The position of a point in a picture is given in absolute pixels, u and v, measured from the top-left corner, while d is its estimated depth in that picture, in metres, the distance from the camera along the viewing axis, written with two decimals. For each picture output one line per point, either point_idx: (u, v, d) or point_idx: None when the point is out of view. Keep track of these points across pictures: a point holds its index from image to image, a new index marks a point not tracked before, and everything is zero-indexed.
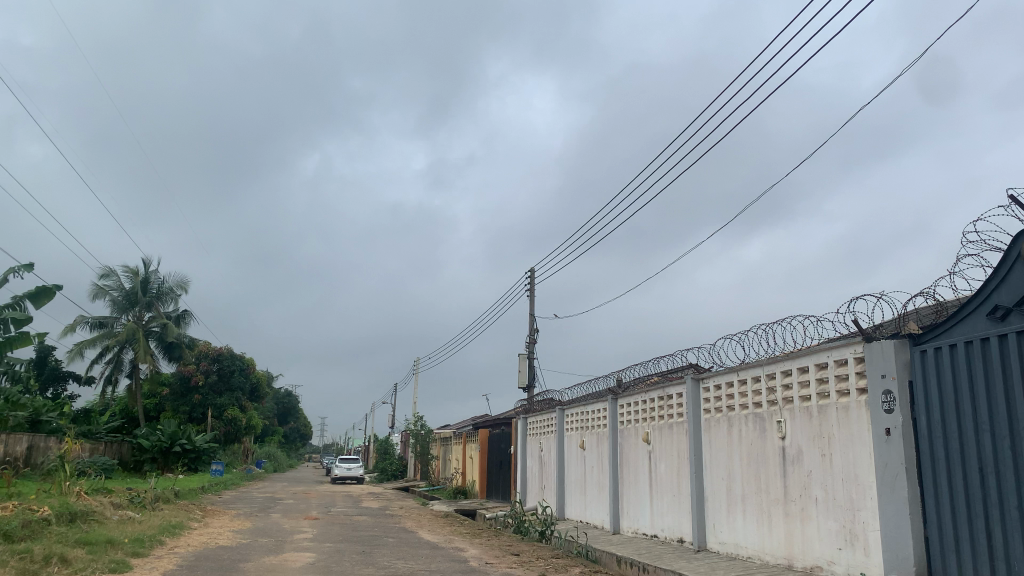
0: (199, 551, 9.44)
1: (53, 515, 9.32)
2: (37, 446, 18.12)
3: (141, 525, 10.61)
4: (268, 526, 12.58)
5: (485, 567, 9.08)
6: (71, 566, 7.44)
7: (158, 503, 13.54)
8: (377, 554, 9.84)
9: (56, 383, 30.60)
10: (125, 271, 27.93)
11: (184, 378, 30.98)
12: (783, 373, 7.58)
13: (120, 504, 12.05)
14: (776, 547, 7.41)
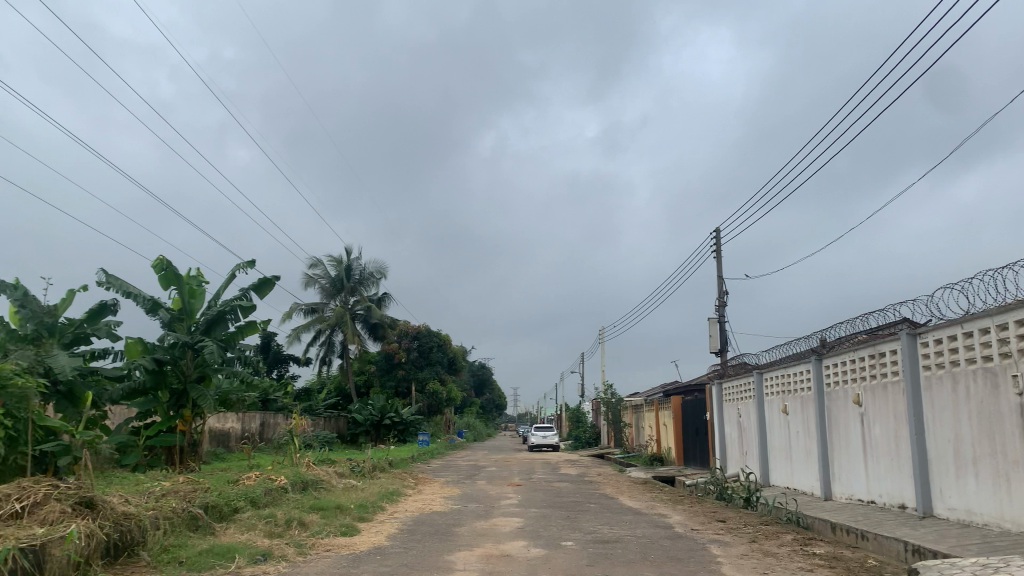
0: (417, 516, 10.07)
1: (289, 484, 10.31)
2: (269, 423, 20.12)
3: (363, 492, 11.48)
4: (475, 492, 13.19)
5: (691, 533, 8.97)
6: (309, 529, 8.20)
7: (375, 472, 14.60)
8: (581, 520, 10.03)
9: (279, 364, 33.76)
10: (330, 260, 30.15)
11: (387, 356, 33.08)
12: (1017, 323, 6.83)
13: (343, 473, 13.13)
14: (1018, 514, 6.74)
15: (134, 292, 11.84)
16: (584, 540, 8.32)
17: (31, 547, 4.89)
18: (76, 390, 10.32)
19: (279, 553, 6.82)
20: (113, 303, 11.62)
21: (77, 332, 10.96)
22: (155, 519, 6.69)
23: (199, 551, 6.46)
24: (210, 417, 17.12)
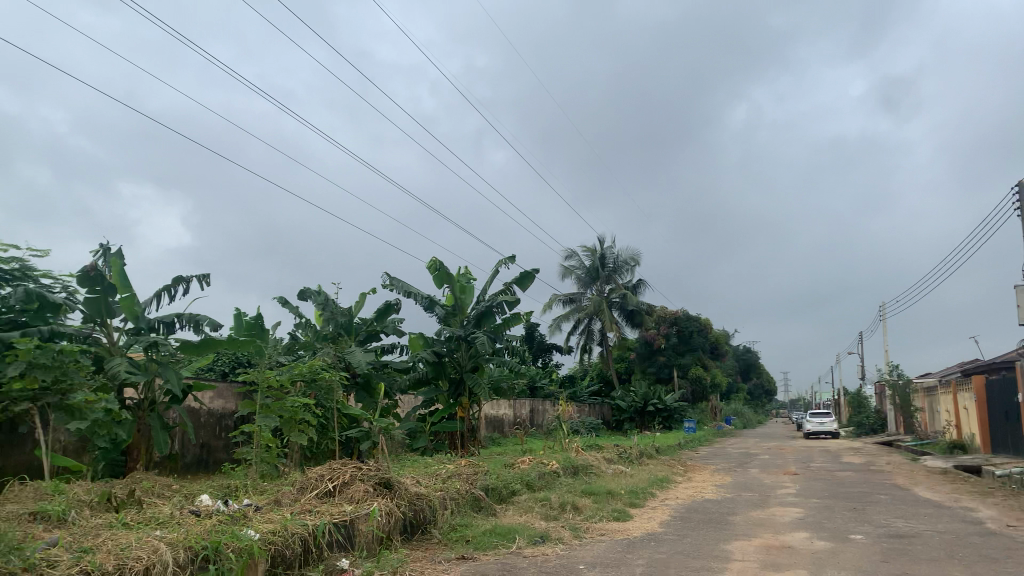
0: (689, 503, 9.89)
1: (561, 468, 10.64)
2: (538, 410, 21.00)
3: (633, 478, 11.53)
4: (749, 480, 12.67)
5: (1008, 530, 7.86)
6: (583, 513, 8.38)
7: (644, 458, 14.60)
8: (871, 511, 9.22)
9: (544, 353, 35.11)
10: (586, 250, 30.69)
11: (648, 343, 33.00)
12: None
13: (612, 459, 13.29)
14: None
15: (414, 291, 12.89)
16: (875, 533, 7.63)
17: (342, 521, 5.49)
18: (371, 381, 11.49)
19: (556, 536, 7.04)
20: (396, 302, 12.74)
21: (370, 330, 12.14)
22: (443, 500, 7.23)
23: (484, 531, 6.85)
24: (486, 405, 18.22)
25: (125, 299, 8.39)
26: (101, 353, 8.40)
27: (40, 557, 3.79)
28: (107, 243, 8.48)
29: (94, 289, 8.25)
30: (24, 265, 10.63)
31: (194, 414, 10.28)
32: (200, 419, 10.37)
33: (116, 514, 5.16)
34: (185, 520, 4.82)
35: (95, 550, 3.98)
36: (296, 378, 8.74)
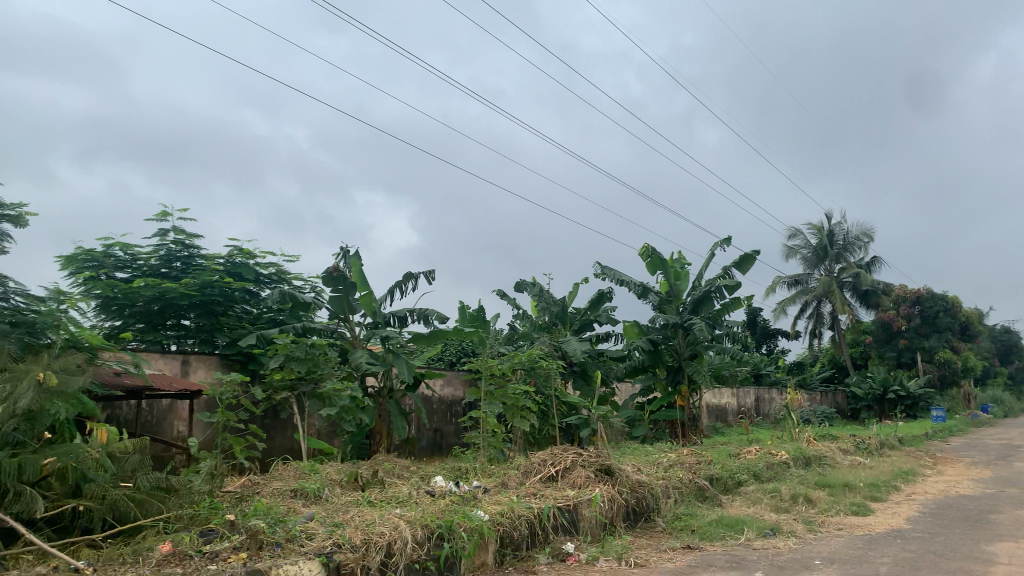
0: (940, 499, 8.99)
1: (791, 459, 10.11)
2: (764, 398, 20.13)
3: (874, 470, 10.69)
4: (1014, 476, 11.28)
5: None
6: (818, 506, 7.89)
7: (885, 450, 13.49)
8: None
9: (768, 339, 33.57)
10: (811, 228, 28.88)
11: (886, 325, 30.43)
12: None
13: (849, 450, 12.40)
14: None
15: (628, 278, 12.83)
16: None
17: (567, 506, 5.60)
18: (589, 369, 11.62)
19: (787, 529, 6.71)
20: (611, 290, 12.75)
21: (585, 319, 12.21)
22: (666, 488, 7.14)
23: (709, 520, 6.67)
24: (707, 394, 17.76)
25: (364, 295, 9.11)
26: (345, 345, 9.20)
27: (300, 529, 4.23)
28: (345, 245, 9.26)
29: (338, 288, 9.06)
30: (281, 270, 12.14)
31: (426, 402, 10.96)
32: (432, 406, 11.04)
33: (363, 492, 5.63)
34: (421, 500, 5.16)
35: (345, 525, 4.37)
36: (517, 366, 9.02)
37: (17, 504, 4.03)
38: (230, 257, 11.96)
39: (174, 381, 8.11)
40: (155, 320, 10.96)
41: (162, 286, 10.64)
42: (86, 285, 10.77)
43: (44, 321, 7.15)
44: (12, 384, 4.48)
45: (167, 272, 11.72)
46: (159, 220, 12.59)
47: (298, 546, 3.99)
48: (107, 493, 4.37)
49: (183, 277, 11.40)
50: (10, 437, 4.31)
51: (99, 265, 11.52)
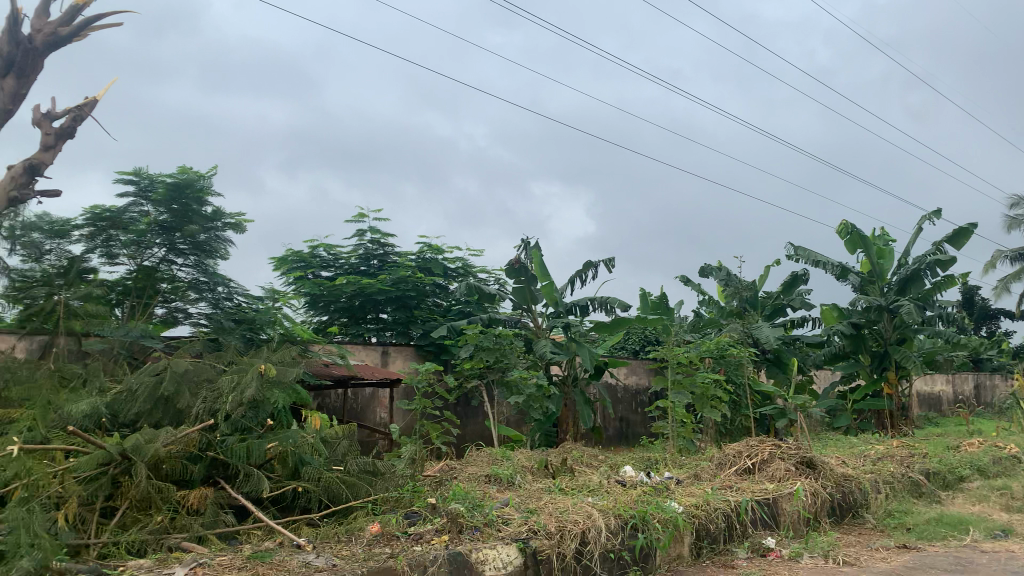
0: None
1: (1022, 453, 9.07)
2: (985, 386, 18.24)
3: None
4: None
5: None
6: None
7: None
8: None
9: (988, 321, 30.41)
10: None
11: None
12: None
13: None
14: None
15: (823, 259, 12.07)
16: None
17: (765, 499, 5.35)
18: (782, 356, 11.06)
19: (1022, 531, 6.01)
20: (804, 273, 12.06)
21: (775, 304, 11.59)
22: (875, 483, 6.64)
23: (927, 518, 6.11)
24: (917, 381, 16.37)
25: (546, 285, 9.18)
26: (529, 336, 9.33)
27: (497, 515, 4.34)
28: (527, 237, 9.39)
29: (519, 279, 9.23)
30: (466, 263, 12.54)
31: (611, 391, 10.93)
32: (618, 394, 10.99)
33: (554, 480, 5.69)
34: (614, 489, 5.14)
35: (539, 511, 4.43)
36: (705, 354, 8.76)
37: (248, 484, 4.52)
38: (420, 253, 12.55)
39: (374, 371, 8.61)
40: (356, 314, 11.80)
41: (361, 282, 11.47)
42: (297, 285, 12.05)
43: (263, 318, 8.07)
44: (239, 376, 4.98)
45: (366, 269, 12.50)
46: (357, 222, 13.47)
47: (495, 531, 4.11)
48: (321, 475, 4.72)
49: (379, 274, 12.11)
50: (239, 423, 4.77)
51: (307, 265, 12.57)
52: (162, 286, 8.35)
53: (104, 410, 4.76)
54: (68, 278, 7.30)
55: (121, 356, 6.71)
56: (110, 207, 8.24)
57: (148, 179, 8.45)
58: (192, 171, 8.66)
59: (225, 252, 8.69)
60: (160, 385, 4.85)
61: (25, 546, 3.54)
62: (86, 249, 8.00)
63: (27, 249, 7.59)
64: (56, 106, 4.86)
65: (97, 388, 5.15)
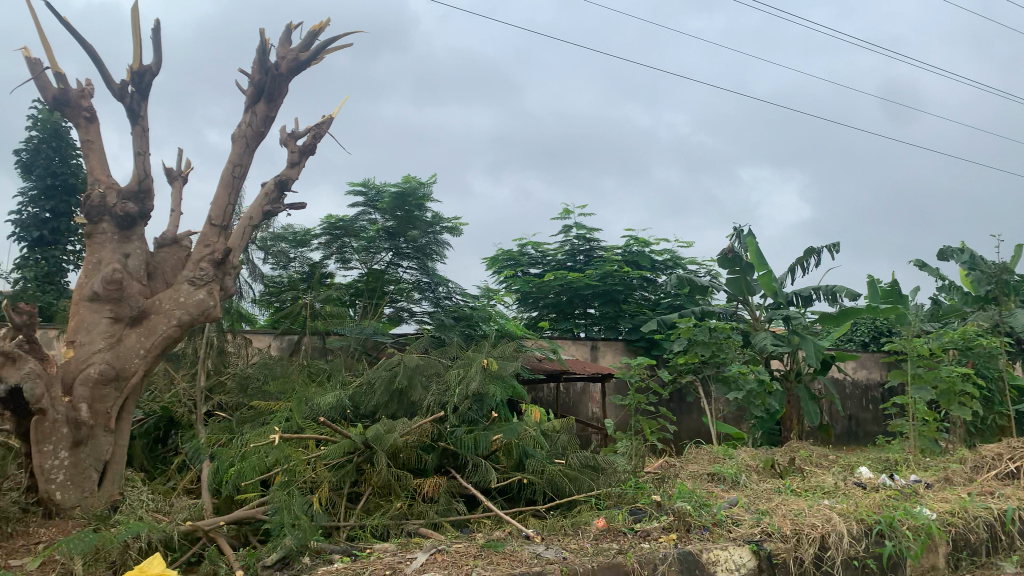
0: None
1: None
2: None
3: None
4: None
5: None
6: None
7: None
8: None
9: None
10: None
11: None
12: None
13: None
14: None
15: None
16: None
17: None
18: None
19: None
20: None
21: None
22: None
23: None
24: None
25: (763, 275, 8.73)
26: (746, 328, 8.94)
27: (726, 514, 4.19)
28: (740, 225, 8.99)
29: (734, 269, 8.85)
30: (675, 255, 12.30)
31: (839, 386, 10.22)
32: (845, 390, 10.26)
33: (783, 480, 5.40)
34: (853, 492, 4.77)
35: (772, 513, 4.22)
36: (949, 345, 7.92)
37: (476, 475, 4.71)
38: (627, 247, 12.48)
39: (587, 365, 8.65)
40: (565, 310, 12.02)
41: (568, 278, 11.62)
42: (508, 283, 12.49)
43: (479, 315, 8.39)
44: (464, 369, 5.22)
45: (573, 265, 12.64)
46: (562, 219, 13.65)
47: (726, 532, 3.96)
48: (546, 468, 4.81)
49: (586, 269, 12.21)
50: (466, 415, 4.99)
51: (517, 263, 13.00)
52: (389, 288, 9.00)
53: (347, 402, 5.15)
54: (310, 282, 8.00)
55: (356, 352, 7.25)
56: (344, 217, 9.06)
57: (375, 189, 9.17)
58: (415, 179, 9.07)
59: (444, 253, 9.09)
60: (394, 379, 5.16)
61: (288, 525, 3.88)
62: (325, 256, 8.93)
63: (276, 258, 8.52)
64: (298, 126, 5.32)
65: (339, 382, 5.60)
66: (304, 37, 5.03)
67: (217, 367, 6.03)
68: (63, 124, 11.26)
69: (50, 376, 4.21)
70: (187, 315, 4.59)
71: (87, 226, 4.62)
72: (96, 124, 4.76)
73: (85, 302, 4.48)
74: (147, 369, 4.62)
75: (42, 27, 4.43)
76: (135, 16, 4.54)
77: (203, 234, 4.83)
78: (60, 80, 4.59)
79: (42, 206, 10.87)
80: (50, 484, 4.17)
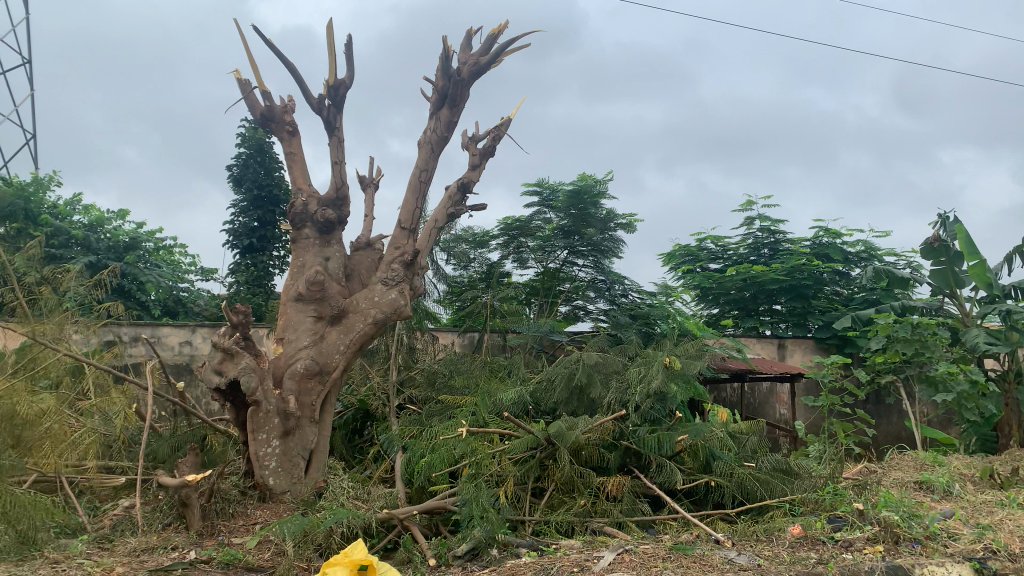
0: None
1: None
2: None
3: None
4: None
5: None
6: None
7: None
8: None
9: None
10: None
11: None
12: None
13: None
14: None
15: None
16: None
17: None
18: None
19: None
20: None
21: None
22: None
23: None
24: None
25: (975, 265, 7.93)
26: (954, 324, 8.16)
27: (940, 527, 3.83)
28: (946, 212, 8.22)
29: (940, 260, 8.12)
30: (869, 246, 11.49)
31: None
32: None
33: (1006, 491, 4.86)
34: None
35: (996, 528, 3.81)
36: None
37: (661, 475, 4.62)
38: (815, 239, 11.82)
39: (774, 364, 8.26)
40: (748, 306, 11.59)
41: (752, 273, 11.15)
42: (688, 280, 12.21)
43: (657, 313, 8.24)
44: (646, 368, 5.13)
45: (756, 259, 12.13)
46: (743, 211, 13.15)
47: (941, 546, 3.62)
48: (734, 471, 4.63)
49: (770, 263, 11.68)
50: (648, 414, 4.92)
51: (696, 258, 12.69)
52: (565, 287, 9.11)
53: (528, 398, 5.23)
54: (490, 282, 8.23)
55: (535, 350, 7.34)
56: (520, 217, 9.21)
57: (551, 189, 9.25)
58: (591, 177, 9.04)
59: (619, 251, 8.96)
60: (574, 376, 5.16)
61: (478, 517, 4.01)
62: (503, 256, 9.17)
63: (458, 259, 8.86)
64: (478, 129, 5.46)
65: (521, 379, 5.69)
66: (484, 42, 5.16)
67: (407, 362, 6.33)
68: (267, 140, 12.26)
69: (263, 371, 4.58)
70: (380, 314, 4.85)
71: (292, 232, 4.98)
72: (298, 137, 5.13)
73: (292, 302, 4.84)
74: (346, 364, 4.92)
75: (251, 51, 4.83)
76: (330, 33, 4.84)
77: (394, 237, 5.08)
78: (266, 98, 4.99)
79: (251, 216, 11.90)
80: (264, 470, 4.53)
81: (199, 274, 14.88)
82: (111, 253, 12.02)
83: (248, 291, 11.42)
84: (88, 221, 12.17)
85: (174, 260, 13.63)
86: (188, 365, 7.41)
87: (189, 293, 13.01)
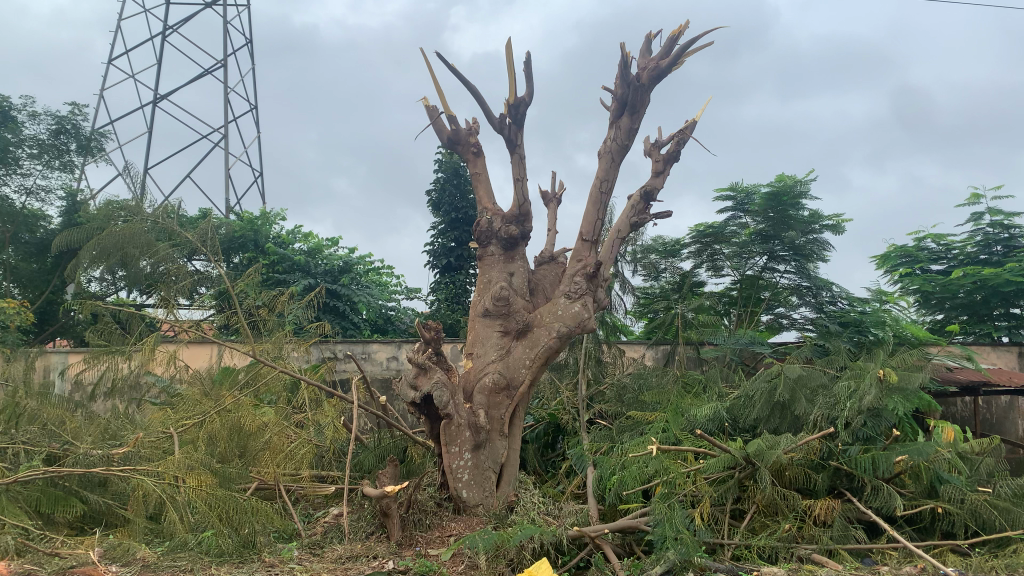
0: None
1: None
2: None
3: None
4: None
5: None
6: None
7: None
8: None
9: None
10: None
11: None
12: None
13: None
14: None
15: None
16: None
17: None
18: None
19: None
20: None
21: None
22: None
23: None
24: None
25: None
26: None
27: None
28: None
29: None
30: None
31: None
32: None
33: None
34: None
35: None
36: None
37: (877, 499, 4.18)
38: None
39: (1014, 376, 7.31)
40: (980, 311, 10.38)
41: (981, 273, 10.07)
42: (906, 283, 11.14)
43: (870, 319, 7.57)
44: (858, 381, 4.68)
45: (987, 257, 10.87)
46: (971, 205, 11.83)
47: None
48: (966, 496, 4.11)
49: (1005, 262, 10.41)
50: (860, 432, 4.51)
51: (915, 260, 11.57)
52: (765, 295, 8.66)
53: (725, 415, 4.96)
54: (682, 292, 8.02)
55: (732, 362, 7.00)
56: (714, 223, 8.87)
57: (745, 193, 8.78)
58: (790, 178, 8.50)
59: (825, 254, 8.32)
60: (775, 392, 4.82)
61: (671, 539, 3.82)
62: (697, 265, 8.92)
63: (648, 269, 8.69)
64: (661, 135, 5.30)
65: (717, 395, 5.41)
66: (664, 44, 5.00)
67: (597, 376, 6.24)
68: (461, 163, 12.78)
69: (454, 386, 4.69)
70: (564, 327, 4.80)
71: (479, 250, 5.09)
72: (482, 157, 5.23)
73: (480, 318, 4.94)
74: (534, 379, 4.91)
75: (436, 78, 5.00)
76: (509, 52, 4.90)
77: (577, 250, 5.04)
78: (452, 122, 5.14)
79: (448, 237, 12.44)
80: (458, 482, 4.61)
81: (404, 293, 15.74)
82: (327, 276, 12.94)
83: (448, 307, 11.90)
84: (306, 248, 13.22)
85: (382, 280, 14.50)
86: (393, 380, 7.80)
87: (396, 311, 13.79)
